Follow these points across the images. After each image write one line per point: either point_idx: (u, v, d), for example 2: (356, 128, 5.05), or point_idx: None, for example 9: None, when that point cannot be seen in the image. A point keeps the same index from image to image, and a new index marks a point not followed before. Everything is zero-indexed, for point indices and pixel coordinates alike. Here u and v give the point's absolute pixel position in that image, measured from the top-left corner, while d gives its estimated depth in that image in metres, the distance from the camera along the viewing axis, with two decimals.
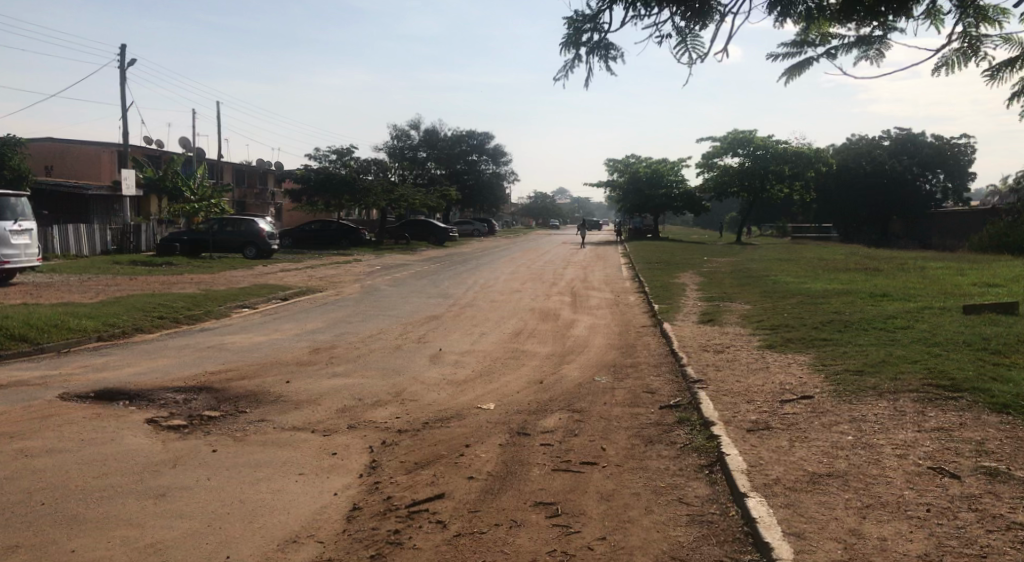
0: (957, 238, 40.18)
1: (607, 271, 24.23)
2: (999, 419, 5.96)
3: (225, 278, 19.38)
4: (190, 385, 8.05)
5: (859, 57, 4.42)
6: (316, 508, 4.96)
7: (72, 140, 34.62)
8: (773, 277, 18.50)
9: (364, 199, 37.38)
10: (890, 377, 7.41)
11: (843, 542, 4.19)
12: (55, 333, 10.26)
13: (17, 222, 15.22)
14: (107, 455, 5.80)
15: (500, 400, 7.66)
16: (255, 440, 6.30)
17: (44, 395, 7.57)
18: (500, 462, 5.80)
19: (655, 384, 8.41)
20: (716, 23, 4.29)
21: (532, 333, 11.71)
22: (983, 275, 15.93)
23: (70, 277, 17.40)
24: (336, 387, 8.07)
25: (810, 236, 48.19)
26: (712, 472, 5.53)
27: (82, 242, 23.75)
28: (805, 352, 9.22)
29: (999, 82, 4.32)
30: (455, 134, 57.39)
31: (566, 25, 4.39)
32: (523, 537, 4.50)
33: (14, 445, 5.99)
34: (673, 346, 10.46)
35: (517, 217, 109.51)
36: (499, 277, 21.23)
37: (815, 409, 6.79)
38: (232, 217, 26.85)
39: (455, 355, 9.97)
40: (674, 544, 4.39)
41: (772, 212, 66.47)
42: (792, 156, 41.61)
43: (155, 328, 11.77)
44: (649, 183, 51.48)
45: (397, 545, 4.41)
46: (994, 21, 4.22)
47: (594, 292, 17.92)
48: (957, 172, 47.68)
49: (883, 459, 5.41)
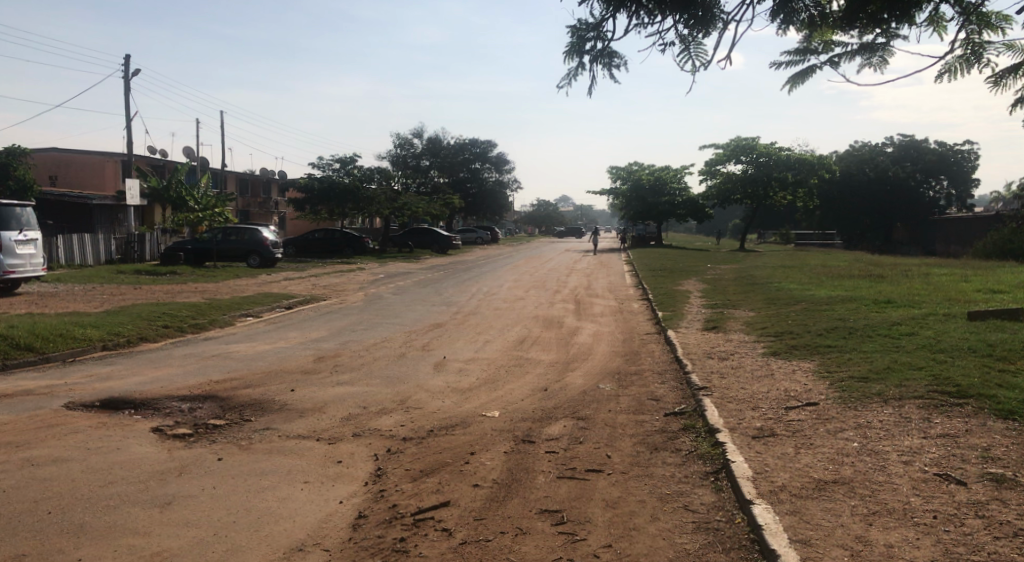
0: (960, 244, 40.43)
1: (611, 279, 24.26)
2: (1005, 426, 5.95)
3: (229, 287, 19.44)
4: (195, 394, 8.08)
5: (861, 64, 4.48)
6: (320, 516, 4.96)
7: (76, 150, 34.79)
8: (778, 284, 18.56)
9: (367, 207, 37.64)
10: (894, 383, 7.42)
11: (850, 550, 4.17)
12: (61, 342, 10.31)
13: (23, 231, 15.35)
14: (113, 464, 5.82)
15: (504, 408, 7.66)
16: (261, 448, 6.31)
17: (51, 403, 7.61)
18: (506, 469, 5.80)
19: (659, 392, 8.39)
20: (719, 30, 4.35)
21: (535, 341, 11.70)
22: (987, 282, 15.94)
23: (75, 287, 17.45)
24: (341, 395, 8.09)
25: (812, 244, 48.01)
26: (718, 479, 5.53)
27: (85, 251, 23.80)
28: (810, 359, 9.22)
29: (1003, 88, 4.37)
30: (458, 142, 57.41)
31: (570, 34, 4.46)
32: (529, 545, 4.49)
33: (21, 454, 6.01)
34: (677, 352, 10.46)
35: (518, 226, 109.67)
36: (503, 285, 21.26)
37: (820, 416, 6.78)
38: (235, 226, 27.07)
39: (460, 363, 9.98)
40: (681, 552, 4.39)
41: (775, 218, 66.63)
42: (795, 163, 41.55)
43: (159, 336, 11.81)
44: (651, 190, 51.50)
45: (402, 553, 4.41)
46: (997, 28, 4.27)
47: (598, 300, 17.88)
48: (960, 178, 48.09)
49: (890, 466, 5.39)
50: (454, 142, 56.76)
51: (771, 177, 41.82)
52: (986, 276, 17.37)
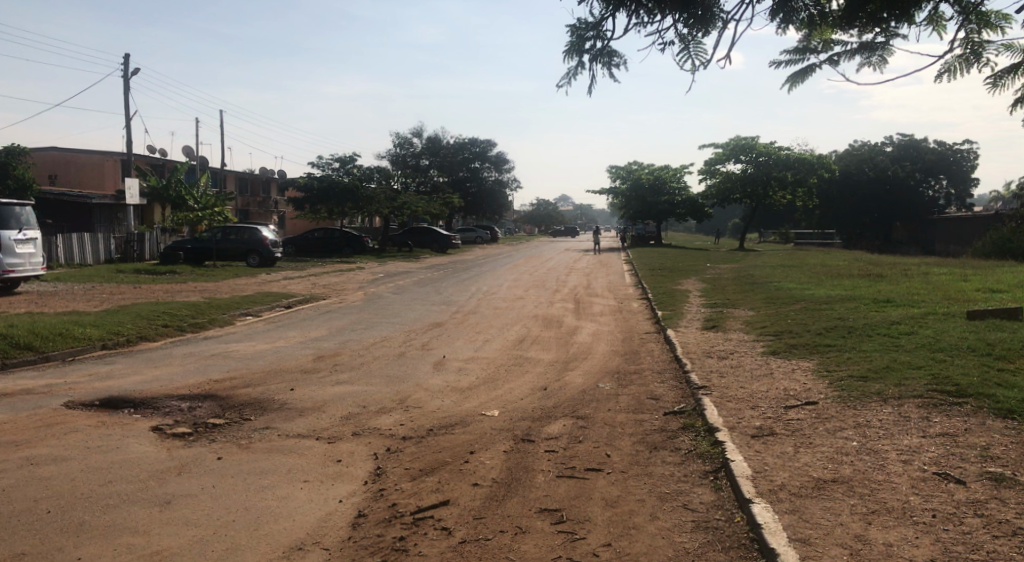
0: (959, 243, 40.46)
1: (611, 278, 24.29)
2: (1004, 425, 5.95)
3: (229, 286, 19.43)
4: (195, 393, 8.06)
5: (862, 63, 4.47)
6: (320, 516, 4.95)
7: (75, 149, 34.77)
8: (777, 283, 18.58)
9: (367, 207, 37.55)
10: (894, 382, 7.42)
11: (850, 549, 4.18)
12: (60, 341, 10.30)
13: (23, 231, 15.34)
14: (112, 463, 5.82)
15: (504, 407, 7.66)
16: (261, 448, 6.31)
17: (51, 403, 7.60)
18: (505, 469, 5.79)
19: (658, 391, 8.40)
20: (719, 29, 4.33)
21: (534, 340, 11.70)
22: (985, 281, 15.95)
23: (75, 286, 17.44)
24: (340, 394, 8.09)
25: (811, 243, 48.00)
26: (716, 479, 5.53)
27: (84, 250, 23.78)
28: (809, 358, 9.24)
29: (1001, 89, 4.37)
30: (458, 141, 57.36)
31: (570, 33, 4.45)
32: (529, 544, 4.50)
33: (20, 454, 6.00)
34: (677, 351, 10.46)
35: (518, 225, 109.76)
36: (502, 285, 21.28)
37: (819, 415, 6.80)
38: (235, 226, 27.05)
39: (459, 362, 10.00)
40: (680, 551, 4.39)
41: (775, 218, 66.65)
42: (794, 163, 41.54)
43: (159, 336, 11.80)
44: (650, 190, 51.49)
45: (402, 551, 4.41)
46: (997, 27, 4.26)
47: (597, 299, 17.86)
48: (959, 177, 48.14)
49: (889, 465, 5.41)
50: (454, 142, 56.76)
51: (771, 176, 41.80)
52: (986, 275, 17.37)
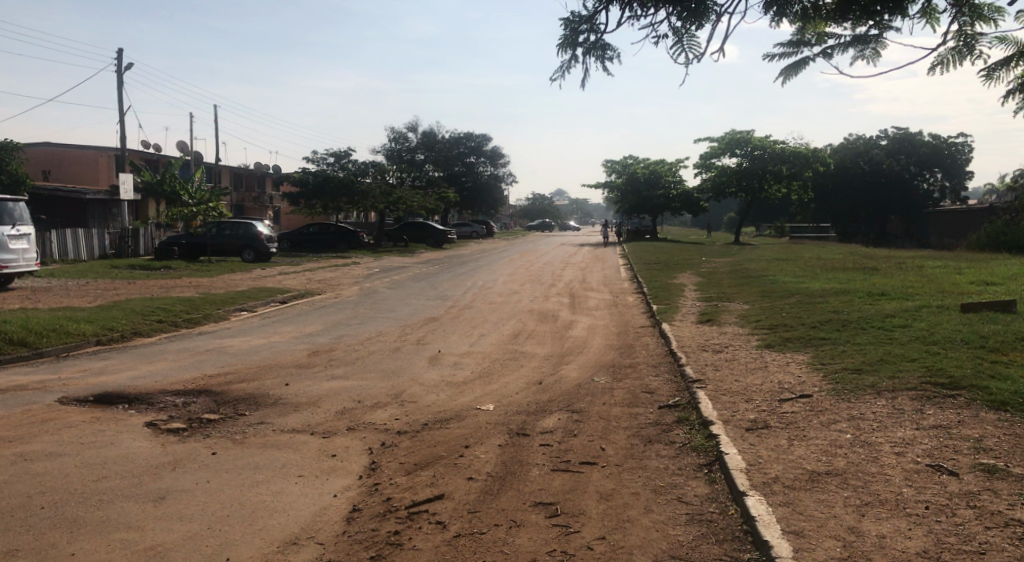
0: (954, 236, 40.37)
1: (606, 272, 24.34)
2: (996, 417, 5.97)
3: (224, 281, 19.38)
4: (190, 389, 8.02)
5: (855, 56, 4.47)
6: (316, 509, 4.96)
7: (67, 145, 34.68)
8: (772, 276, 18.68)
9: (363, 201, 37.34)
10: (887, 375, 7.44)
11: (842, 540, 4.20)
12: (54, 337, 10.27)
13: (16, 227, 15.28)
14: (105, 459, 5.79)
15: (499, 402, 7.65)
16: (255, 443, 6.30)
17: (45, 399, 7.57)
18: (500, 462, 5.81)
19: (653, 384, 8.43)
20: (712, 23, 4.29)
21: (530, 334, 11.77)
22: (980, 273, 15.96)
23: (70, 282, 17.35)
24: (335, 389, 8.06)
25: (806, 236, 47.89)
26: (711, 471, 5.54)
27: (78, 246, 23.64)
28: (803, 351, 9.25)
29: (995, 81, 4.38)
30: (453, 136, 57.52)
31: (564, 26, 4.44)
32: (523, 537, 4.51)
33: (14, 450, 5.97)
34: (671, 345, 10.51)
35: (516, 219, 109.66)
36: (498, 279, 21.32)
37: (813, 409, 6.78)
38: (230, 221, 26.91)
39: (454, 356, 10.00)
40: (674, 544, 4.40)
41: (771, 212, 66.58)
42: (789, 156, 41.56)
43: (154, 332, 11.75)
44: (647, 183, 51.32)
45: (397, 545, 4.42)
46: (991, 20, 4.28)
47: (592, 293, 17.84)
48: (954, 170, 48.03)
49: (881, 458, 5.41)
50: (449, 136, 56.91)
51: (766, 169, 41.80)
52: (980, 268, 17.36)
